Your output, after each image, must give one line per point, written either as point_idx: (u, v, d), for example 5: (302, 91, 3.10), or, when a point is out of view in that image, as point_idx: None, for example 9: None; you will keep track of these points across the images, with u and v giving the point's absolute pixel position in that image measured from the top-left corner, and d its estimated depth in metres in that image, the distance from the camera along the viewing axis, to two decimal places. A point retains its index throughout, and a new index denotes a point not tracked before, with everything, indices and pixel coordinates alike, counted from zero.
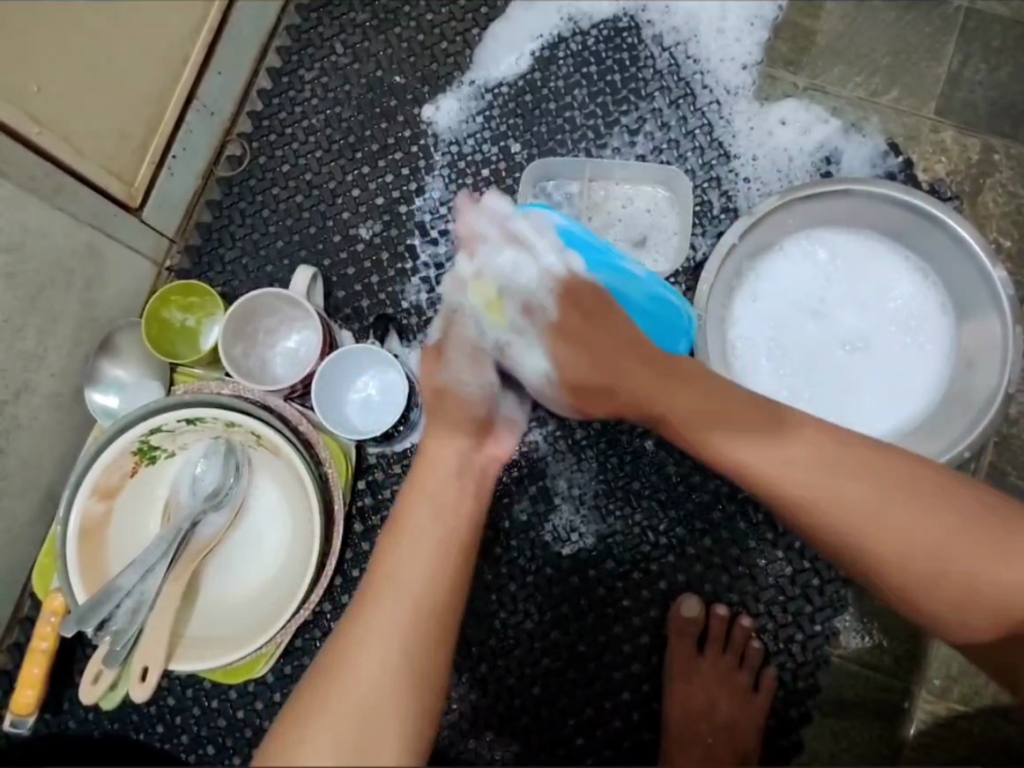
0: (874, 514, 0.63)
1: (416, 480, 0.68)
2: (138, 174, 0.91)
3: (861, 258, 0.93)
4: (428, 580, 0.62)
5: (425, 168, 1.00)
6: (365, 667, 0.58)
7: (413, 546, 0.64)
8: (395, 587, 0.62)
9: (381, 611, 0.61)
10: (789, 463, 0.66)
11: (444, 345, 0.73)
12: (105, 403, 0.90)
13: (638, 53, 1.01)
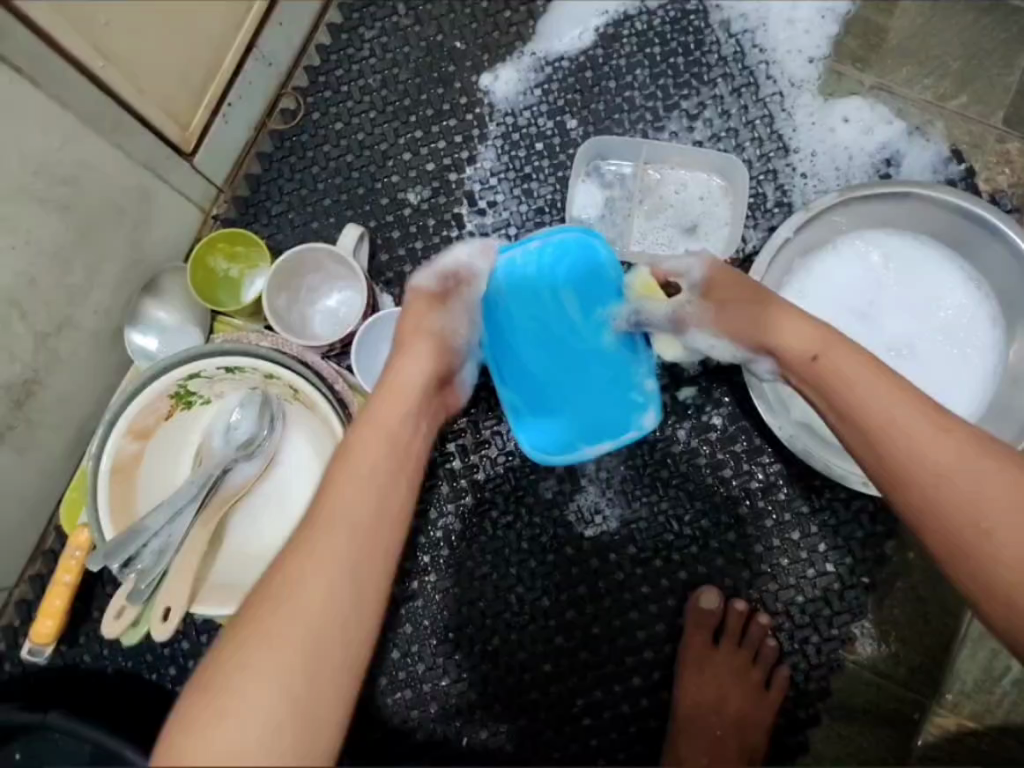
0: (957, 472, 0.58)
1: (367, 418, 0.68)
2: (193, 118, 0.90)
3: (914, 262, 0.91)
4: (376, 512, 0.61)
5: (479, 137, 0.99)
6: (308, 582, 0.55)
7: (363, 472, 0.63)
8: (341, 516, 0.59)
9: (324, 538, 0.58)
10: (918, 440, 0.60)
11: (444, 298, 0.79)
12: (144, 345, 0.91)
13: (704, 37, 0.99)
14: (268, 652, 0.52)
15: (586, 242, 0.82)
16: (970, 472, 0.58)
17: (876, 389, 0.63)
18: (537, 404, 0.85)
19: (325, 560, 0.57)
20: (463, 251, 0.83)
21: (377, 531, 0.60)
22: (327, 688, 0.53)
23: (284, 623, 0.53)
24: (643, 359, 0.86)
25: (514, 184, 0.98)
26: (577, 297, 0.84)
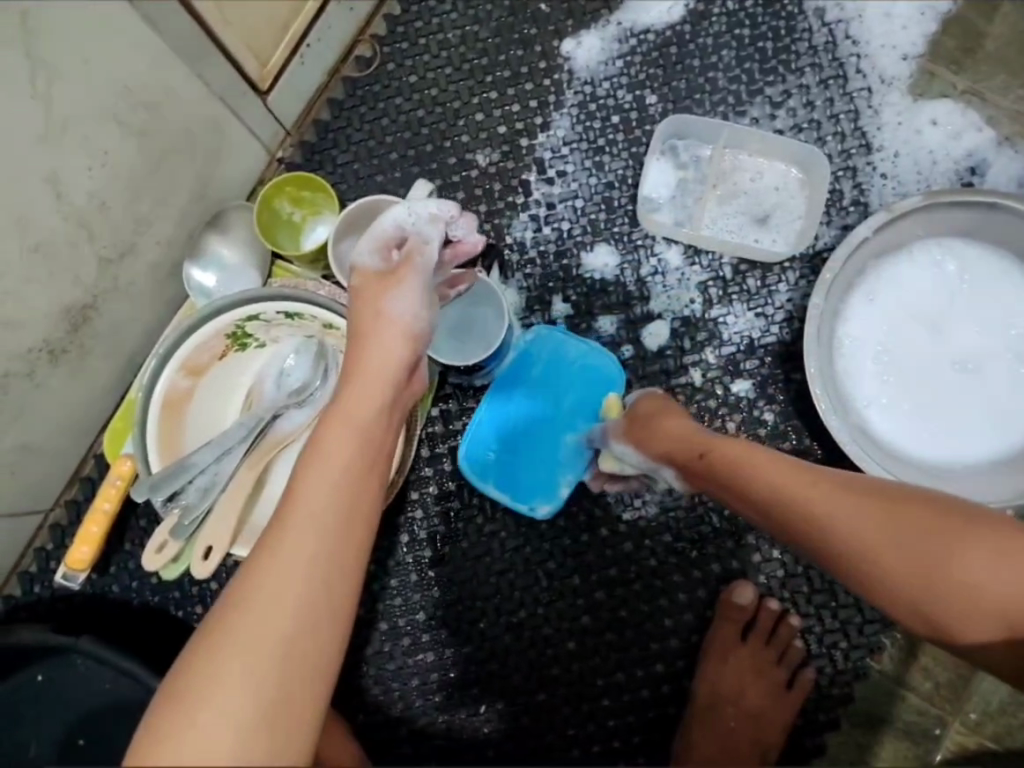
0: (910, 560, 0.64)
1: (336, 412, 0.60)
2: (273, 56, 0.88)
3: (990, 276, 0.89)
4: (346, 513, 0.55)
5: (554, 104, 0.97)
6: (276, 584, 0.50)
7: (331, 463, 0.57)
8: (305, 518, 0.53)
9: (287, 544, 0.52)
10: (819, 500, 0.67)
11: (398, 270, 0.68)
12: (203, 281, 0.90)
13: (796, 24, 0.96)
14: (240, 664, 0.47)
15: (613, 373, 0.92)
16: (848, 508, 0.66)
17: (759, 467, 0.71)
18: (500, 464, 0.92)
19: (288, 567, 0.51)
20: (401, 213, 0.76)
21: (343, 533, 0.54)
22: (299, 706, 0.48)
23: (249, 630, 0.48)
24: (578, 466, 0.92)
25: (586, 156, 0.97)
26: (579, 400, 0.93)
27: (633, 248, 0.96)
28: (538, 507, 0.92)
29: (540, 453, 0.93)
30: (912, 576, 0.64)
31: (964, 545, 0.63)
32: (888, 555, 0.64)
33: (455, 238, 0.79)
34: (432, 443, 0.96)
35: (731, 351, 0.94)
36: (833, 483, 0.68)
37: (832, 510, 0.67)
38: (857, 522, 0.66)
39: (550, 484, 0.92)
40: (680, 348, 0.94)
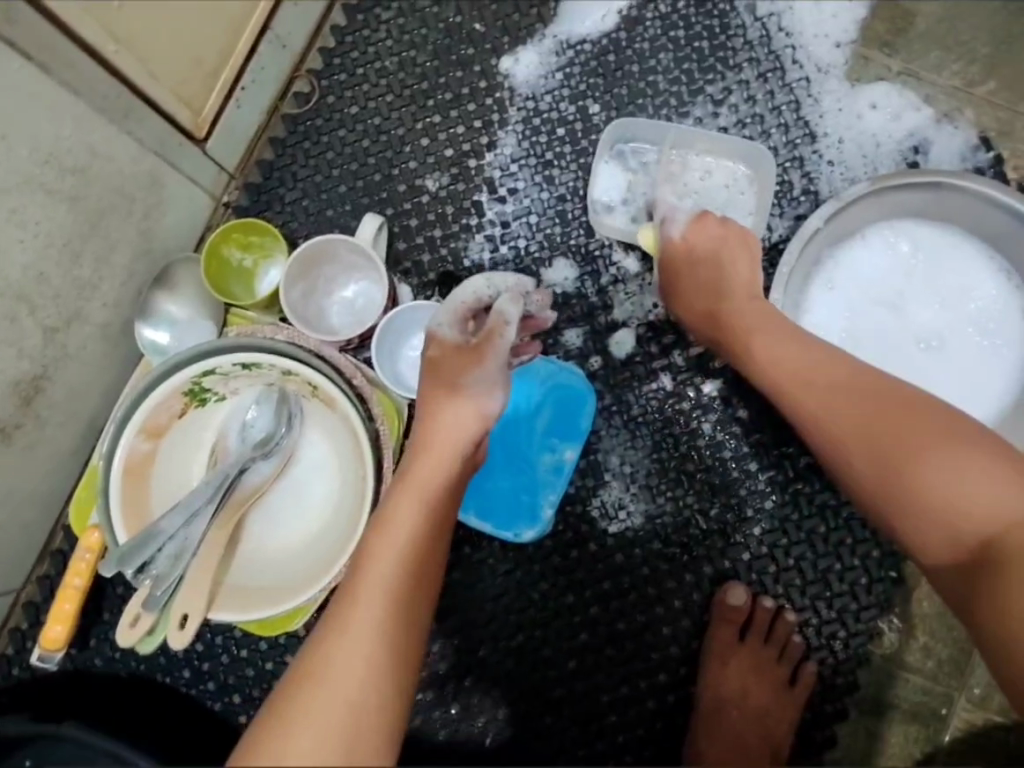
0: (878, 447, 0.68)
1: (400, 488, 0.69)
2: (206, 103, 0.87)
3: (946, 252, 0.90)
4: (407, 587, 0.63)
5: (499, 122, 0.96)
6: (350, 649, 0.57)
7: (399, 539, 0.65)
8: (374, 587, 0.61)
9: (359, 610, 0.60)
10: (814, 380, 0.73)
11: (482, 353, 0.73)
12: (155, 338, 0.87)
13: (729, 21, 0.96)
14: (312, 729, 0.52)
15: (583, 388, 0.92)
16: (835, 396, 0.71)
17: (760, 334, 0.78)
18: (483, 492, 0.91)
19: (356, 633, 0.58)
20: (483, 282, 0.77)
21: (405, 602, 0.62)
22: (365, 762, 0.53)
23: (325, 694, 0.54)
24: (561, 485, 0.91)
25: (535, 171, 0.96)
26: (554, 417, 0.92)
27: (591, 259, 0.95)
28: (524, 533, 0.91)
29: (521, 477, 0.92)
30: (873, 462, 0.68)
31: (936, 450, 0.65)
32: (864, 434, 0.69)
33: (530, 313, 0.84)
34: None
35: (699, 352, 0.94)
36: (827, 366, 0.73)
37: (820, 388, 0.72)
38: (839, 397, 0.71)
39: (532, 507, 0.91)
40: (648, 354, 0.94)
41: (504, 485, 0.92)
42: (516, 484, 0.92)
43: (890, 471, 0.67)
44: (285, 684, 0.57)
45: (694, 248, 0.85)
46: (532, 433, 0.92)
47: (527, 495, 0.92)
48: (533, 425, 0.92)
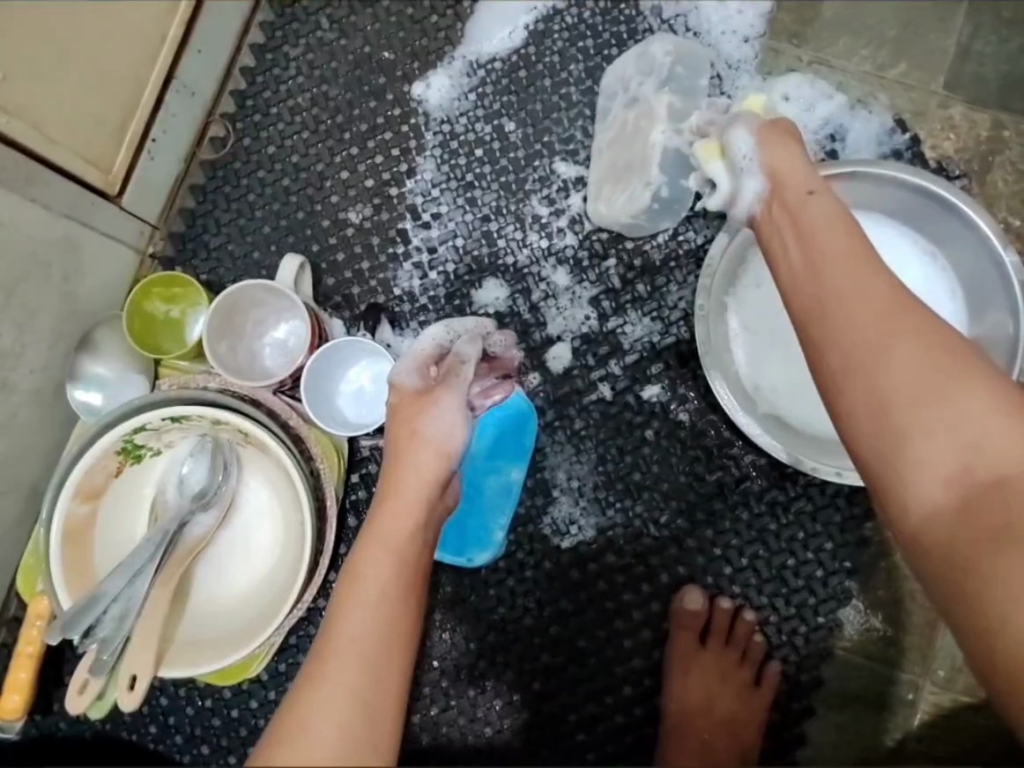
0: (885, 367, 0.58)
1: (371, 538, 0.67)
2: (116, 160, 0.87)
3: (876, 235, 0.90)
4: (380, 641, 0.59)
5: (416, 149, 0.96)
6: (320, 713, 0.52)
7: (373, 597, 0.61)
8: (346, 645, 0.57)
9: (335, 663, 0.56)
10: (845, 274, 0.63)
11: (437, 391, 0.78)
12: (88, 401, 0.87)
13: (636, 26, 0.96)
14: None
15: (523, 407, 0.91)
16: (865, 317, 0.60)
17: (819, 230, 0.67)
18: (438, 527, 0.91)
19: (334, 686, 0.54)
20: (439, 332, 0.84)
21: (383, 653, 0.58)
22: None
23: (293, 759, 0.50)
24: (509, 506, 0.91)
25: (457, 194, 0.96)
26: (496, 442, 0.91)
27: (521, 277, 0.95)
28: (481, 559, 0.91)
29: (471, 506, 0.91)
30: (869, 392, 0.59)
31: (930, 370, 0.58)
32: (890, 342, 0.59)
33: (494, 352, 0.90)
34: (358, 511, 0.92)
35: (635, 360, 0.94)
36: (857, 263, 0.63)
37: (858, 298, 0.61)
38: (863, 333, 0.60)
39: (487, 532, 0.91)
40: (586, 366, 0.94)
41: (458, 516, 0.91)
42: (468, 513, 0.91)
43: (883, 395, 0.58)
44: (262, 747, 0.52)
45: (773, 162, 0.74)
46: (477, 459, 0.91)
47: (480, 523, 0.91)
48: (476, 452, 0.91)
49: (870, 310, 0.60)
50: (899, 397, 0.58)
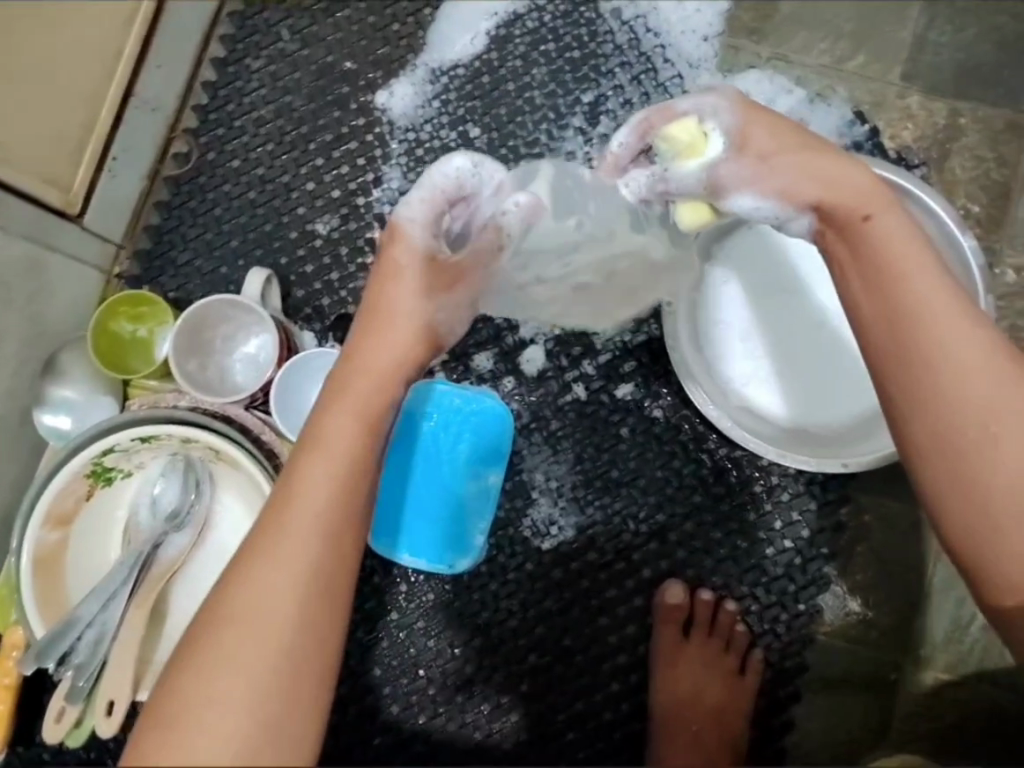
0: (984, 399, 0.51)
1: (341, 390, 0.57)
2: (76, 179, 0.86)
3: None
4: (342, 518, 0.51)
5: (382, 157, 0.96)
6: (270, 603, 0.47)
7: (334, 470, 0.53)
8: (303, 521, 0.50)
9: (290, 534, 0.50)
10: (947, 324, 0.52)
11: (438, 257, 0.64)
12: (56, 424, 0.86)
13: (597, 28, 0.96)
14: (219, 716, 0.44)
15: (498, 410, 0.91)
16: (959, 377, 0.51)
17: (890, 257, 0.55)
18: (421, 538, 0.90)
19: (288, 567, 0.48)
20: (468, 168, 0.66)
21: (348, 531, 0.51)
22: (297, 733, 0.46)
23: (237, 656, 0.45)
24: (487, 511, 0.91)
25: None
26: (474, 448, 0.91)
27: None
28: (462, 566, 0.91)
29: (453, 513, 0.91)
30: (967, 424, 0.51)
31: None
32: (1001, 424, 0.51)
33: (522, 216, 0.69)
34: None
35: (608, 358, 0.94)
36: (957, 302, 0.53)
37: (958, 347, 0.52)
38: (966, 365, 0.51)
39: (468, 539, 0.91)
40: (560, 367, 0.94)
41: (441, 525, 0.91)
42: (450, 521, 0.91)
43: (984, 434, 0.51)
44: (202, 618, 0.48)
45: (763, 152, 0.63)
46: (456, 467, 0.91)
47: (461, 530, 0.91)
48: (455, 461, 0.91)
49: (962, 336, 0.52)
50: (1002, 441, 0.50)
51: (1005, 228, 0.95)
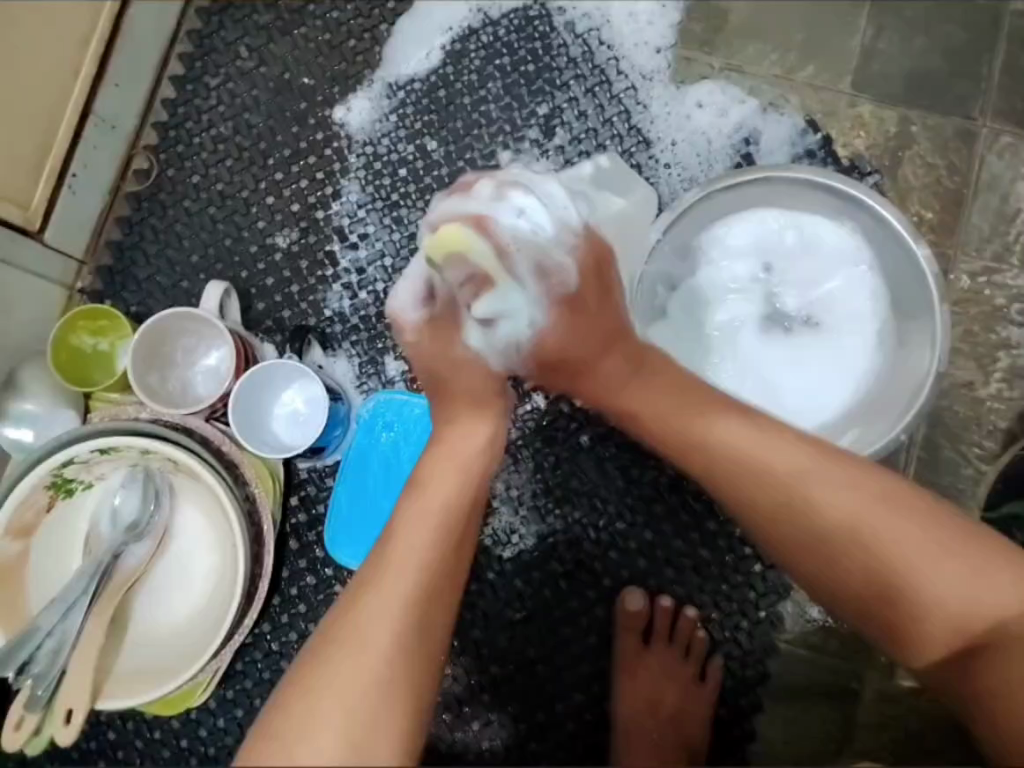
0: (831, 498, 0.64)
1: (443, 446, 0.70)
2: (34, 196, 0.87)
3: (792, 228, 0.92)
4: (443, 548, 0.63)
5: (341, 171, 0.97)
6: (386, 617, 0.58)
7: (434, 507, 0.65)
8: (411, 549, 0.62)
9: (398, 565, 0.61)
10: (809, 470, 0.65)
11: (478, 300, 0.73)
12: (18, 437, 0.87)
13: (551, 42, 0.98)
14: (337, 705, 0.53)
15: None
16: (812, 478, 0.65)
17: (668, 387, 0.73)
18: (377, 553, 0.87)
19: (400, 584, 0.60)
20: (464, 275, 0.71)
21: (445, 564, 0.62)
22: (395, 722, 0.54)
23: (355, 661, 0.55)
24: None
25: (383, 213, 0.96)
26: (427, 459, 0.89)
27: None
28: None
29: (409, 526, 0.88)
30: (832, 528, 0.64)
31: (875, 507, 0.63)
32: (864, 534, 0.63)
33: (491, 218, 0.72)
34: (299, 535, 0.92)
35: None
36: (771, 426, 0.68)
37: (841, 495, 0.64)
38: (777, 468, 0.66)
39: None
40: (518, 376, 0.95)
41: None
42: None
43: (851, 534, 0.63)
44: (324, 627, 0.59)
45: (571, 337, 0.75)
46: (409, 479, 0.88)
47: None
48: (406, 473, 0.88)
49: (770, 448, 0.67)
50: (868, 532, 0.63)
51: (957, 234, 0.96)
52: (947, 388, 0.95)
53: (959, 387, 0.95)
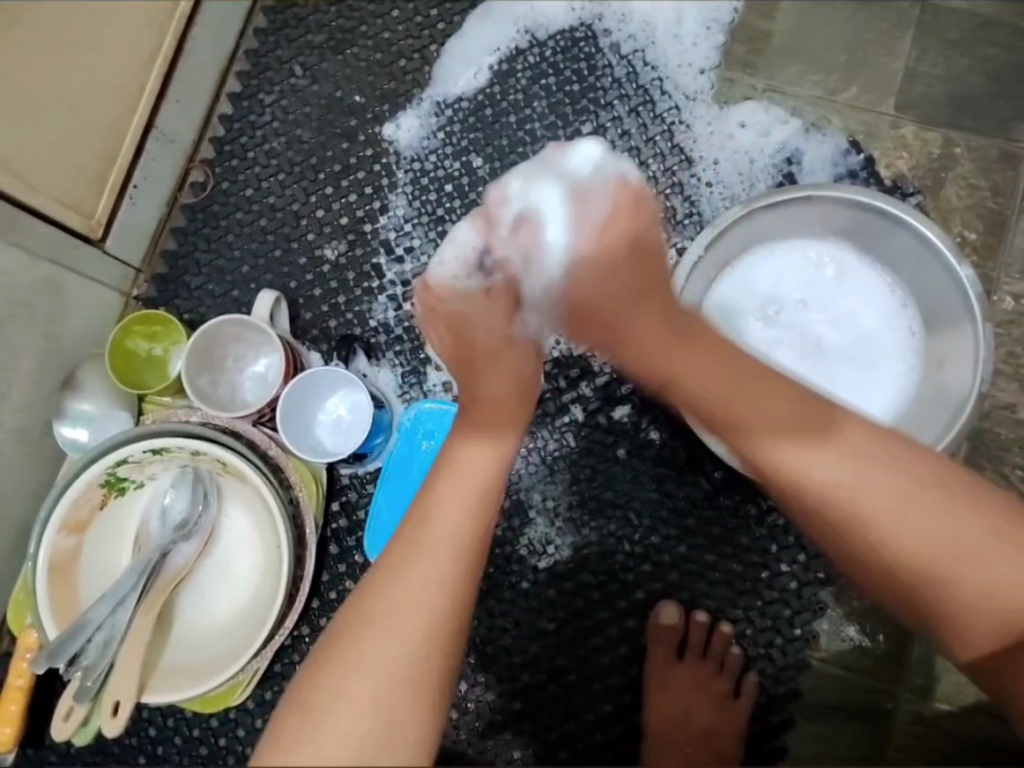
0: (906, 520, 0.60)
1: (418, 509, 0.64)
2: (97, 205, 0.91)
3: (834, 264, 0.94)
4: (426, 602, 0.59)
5: (388, 186, 1.00)
6: (364, 680, 0.56)
7: (411, 567, 0.61)
8: (390, 605, 0.59)
9: (378, 633, 0.58)
10: (883, 518, 0.60)
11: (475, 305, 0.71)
12: (74, 436, 0.91)
13: (596, 62, 1.00)
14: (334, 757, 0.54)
15: None
16: (886, 499, 0.60)
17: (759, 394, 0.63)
18: None
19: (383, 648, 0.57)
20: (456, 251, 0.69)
21: (428, 629, 0.58)
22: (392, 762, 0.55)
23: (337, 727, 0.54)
24: None
25: (428, 227, 0.98)
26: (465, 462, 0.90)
27: None
28: None
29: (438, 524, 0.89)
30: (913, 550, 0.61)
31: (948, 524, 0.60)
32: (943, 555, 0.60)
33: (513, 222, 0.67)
34: (338, 540, 0.94)
35: (605, 382, 0.96)
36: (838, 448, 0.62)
37: (908, 534, 0.60)
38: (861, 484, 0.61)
39: None
40: (557, 389, 0.96)
41: None
42: None
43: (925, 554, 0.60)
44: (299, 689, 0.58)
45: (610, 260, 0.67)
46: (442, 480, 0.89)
47: None
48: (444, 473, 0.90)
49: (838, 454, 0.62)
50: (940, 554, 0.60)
51: (1001, 255, 0.95)
52: (989, 409, 0.94)
53: (1002, 409, 0.94)
